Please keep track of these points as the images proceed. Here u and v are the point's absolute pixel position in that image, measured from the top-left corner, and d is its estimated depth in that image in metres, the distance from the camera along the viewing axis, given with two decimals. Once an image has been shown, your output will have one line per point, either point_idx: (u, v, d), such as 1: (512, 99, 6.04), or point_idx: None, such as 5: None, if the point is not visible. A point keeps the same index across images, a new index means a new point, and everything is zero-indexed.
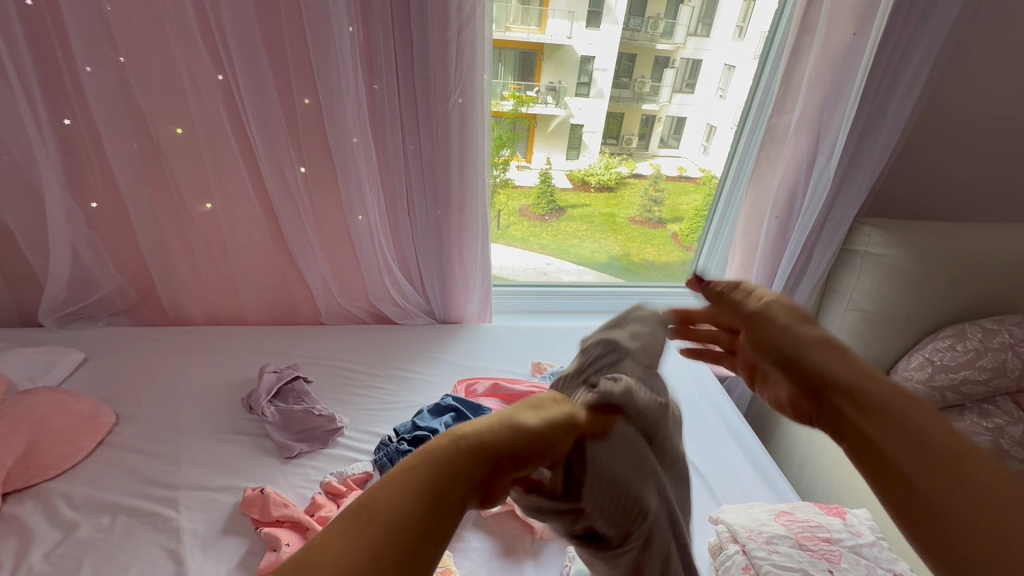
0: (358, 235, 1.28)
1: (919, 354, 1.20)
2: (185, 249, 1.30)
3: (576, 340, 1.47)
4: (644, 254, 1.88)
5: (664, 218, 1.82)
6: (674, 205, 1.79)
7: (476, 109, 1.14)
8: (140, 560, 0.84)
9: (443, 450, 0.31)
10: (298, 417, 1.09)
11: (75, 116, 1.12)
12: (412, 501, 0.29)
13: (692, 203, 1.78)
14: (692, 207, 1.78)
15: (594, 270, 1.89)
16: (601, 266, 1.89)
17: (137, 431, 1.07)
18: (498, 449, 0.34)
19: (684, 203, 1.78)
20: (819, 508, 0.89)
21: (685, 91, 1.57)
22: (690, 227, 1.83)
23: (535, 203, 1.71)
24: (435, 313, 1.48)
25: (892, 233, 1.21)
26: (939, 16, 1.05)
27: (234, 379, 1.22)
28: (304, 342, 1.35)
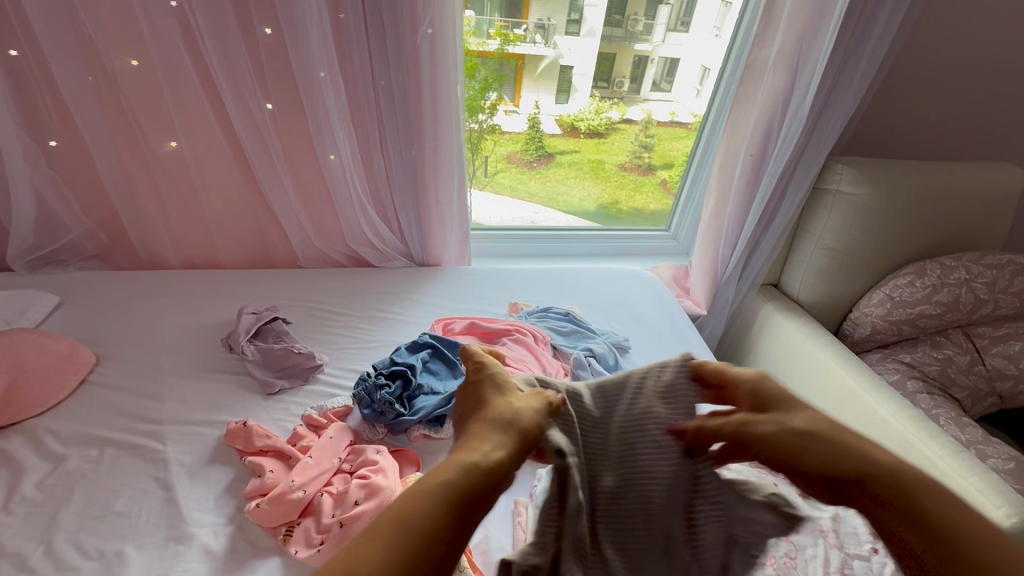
0: (330, 175, 1.26)
1: (881, 290, 1.24)
2: (154, 190, 1.27)
3: (553, 282, 1.50)
4: (631, 202, 1.87)
5: (654, 164, 1.80)
6: (664, 151, 1.76)
7: (447, 43, 1.10)
8: (130, 487, 0.88)
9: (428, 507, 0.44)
10: (277, 355, 1.11)
11: (21, 47, 1.06)
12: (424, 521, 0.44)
13: (682, 148, 1.75)
14: (683, 152, 1.76)
15: (581, 219, 1.89)
16: (589, 214, 1.89)
17: (118, 369, 1.09)
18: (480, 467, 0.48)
19: (674, 149, 1.76)
20: None
21: (679, 29, 1.52)
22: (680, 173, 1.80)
23: (522, 149, 1.67)
24: (413, 255, 1.48)
25: (864, 170, 1.21)
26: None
27: (213, 320, 1.23)
28: (282, 284, 1.36)
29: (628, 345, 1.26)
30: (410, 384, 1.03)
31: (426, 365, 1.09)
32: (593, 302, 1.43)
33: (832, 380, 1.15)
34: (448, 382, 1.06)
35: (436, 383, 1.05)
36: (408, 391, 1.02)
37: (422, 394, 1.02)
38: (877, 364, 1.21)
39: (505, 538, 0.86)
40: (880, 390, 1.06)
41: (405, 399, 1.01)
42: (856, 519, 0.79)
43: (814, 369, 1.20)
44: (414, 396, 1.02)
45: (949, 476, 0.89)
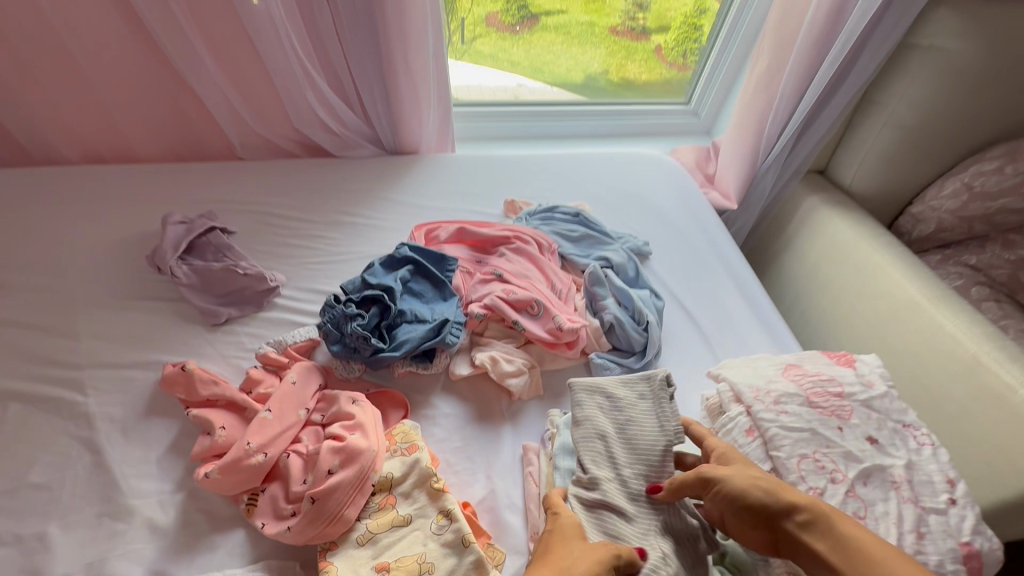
0: (258, 27, 0.94)
1: (957, 178, 1.02)
2: (19, 55, 0.95)
3: (556, 172, 1.23)
4: (628, 73, 1.53)
5: (649, 27, 1.44)
6: (662, 10, 1.40)
7: None
8: (48, 452, 0.71)
9: None
10: (218, 276, 0.89)
11: None
12: None
13: (682, 5, 1.39)
14: (682, 11, 1.40)
15: (566, 91, 1.54)
16: (577, 86, 1.54)
17: (16, 300, 0.86)
18: None
19: (672, 7, 1.40)
20: (828, 358, 0.80)
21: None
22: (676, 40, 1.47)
23: (503, 8, 1.30)
24: (382, 142, 1.18)
25: (975, 16, 0.91)
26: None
27: (134, 231, 0.98)
28: (218, 183, 1.08)
29: (648, 251, 1.06)
30: (389, 311, 0.83)
31: (406, 285, 0.88)
32: (605, 197, 1.19)
33: (888, 288, 0.98)
34: (436, 305, 0.86)
35: (421, 308, 0.85)
36: (386, 321, 0.82)
37: (404, 322, 0.82)
38: (936, 268, 1.04)
39: (514, 491, 0.73)
40: (949, 302, 0.90)
41: (384, 330, 0.81)
42: (930, 466, 0.68)
43: (866, 275, 1.02)
44: (396, 325, 0.82)
45: None
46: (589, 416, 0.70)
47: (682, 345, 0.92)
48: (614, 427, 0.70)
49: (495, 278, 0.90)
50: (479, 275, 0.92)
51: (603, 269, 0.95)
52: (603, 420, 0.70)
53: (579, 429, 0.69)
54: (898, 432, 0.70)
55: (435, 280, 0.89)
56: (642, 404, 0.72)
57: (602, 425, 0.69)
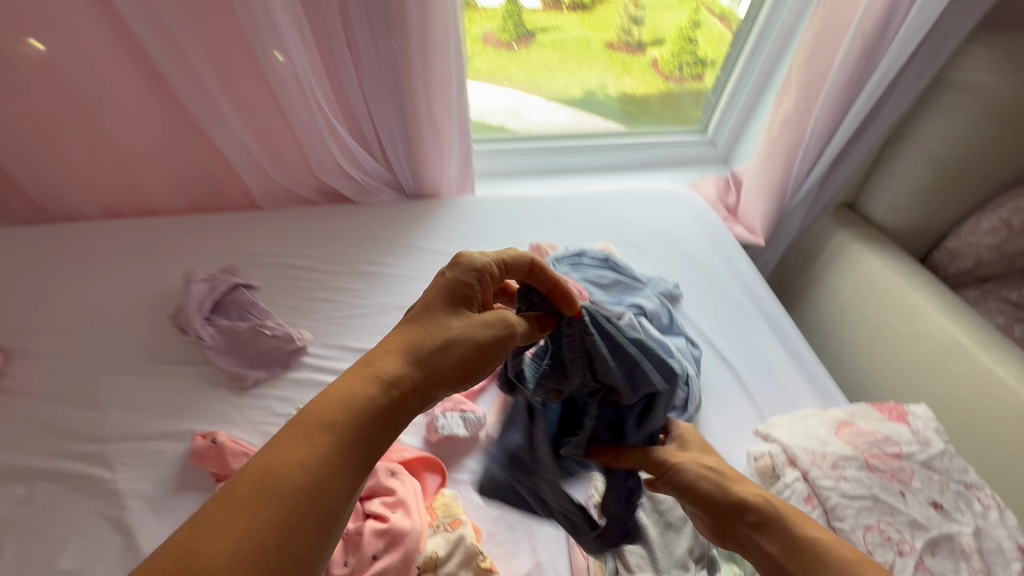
0: (280, 84, 0.92)
1: (995, 214, 0.99)
2: None
3: (579, 211, 1.22)
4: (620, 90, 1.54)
5: (646, 42, 1.46)
6: (657, 24, 1.41)
7: None
8: (76, 535, 0.68)
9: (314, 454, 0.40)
10: (245, 337, 0.87)
11: None
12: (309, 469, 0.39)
13: (676, 21, 1.41)
14: (676, 26, 1.42)
15: (567, 107, 1.54)
16: (579, 104, 1.54)
17: (40, 369, 0.84)
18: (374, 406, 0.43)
19: (667, 22, 1.41)
20: (879, 412, 0.77)
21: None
22: (673, 53, 1.48)
23: (500, 28, 1.33)
24: (403, 186, 1.17)
25: (1010, 50, 0.88)
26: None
27: (156, 291, 0.96)
28: (241, 234, 1.06)
29: (679, 294, 1.05)
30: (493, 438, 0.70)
31: None
32: (630, 236, 1.17)
33: (928, 327, 0.95)
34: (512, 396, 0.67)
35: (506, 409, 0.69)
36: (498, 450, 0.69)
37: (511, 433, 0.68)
38: (976, 304, 1.01)
39: (561, 563, 0.69)
40: (997, 345, 0.87)
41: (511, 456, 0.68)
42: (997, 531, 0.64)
43: (904, 313, 0.99)
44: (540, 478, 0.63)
45: None
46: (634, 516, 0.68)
47: (720, 394, 0.90)
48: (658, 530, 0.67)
49: None
50: None
51: (637, 317, 0.93)
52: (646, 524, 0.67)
53: None
54: (963, 494, 0.67)
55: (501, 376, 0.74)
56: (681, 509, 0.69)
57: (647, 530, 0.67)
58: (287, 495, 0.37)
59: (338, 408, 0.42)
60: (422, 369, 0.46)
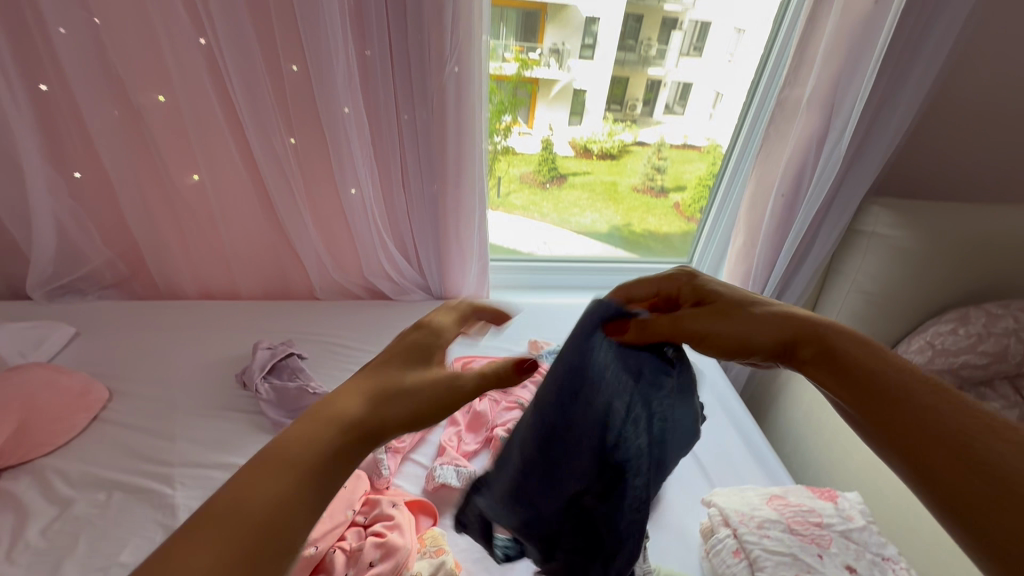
0: (351, 209, 1.24)
1: (921, 337, 1.16)
2: (174, 224, 1.25)
3: (574, 317, 1.45)
4: (645, 225, 1.86)
5: (668, 186, 1.78)
6: (678, 173, 1.74)
7: (473, 79, 1.09)
8: (136, 536, 0.85)
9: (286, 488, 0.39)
10: (292, 394, 1.08)
11: (50, 81, 1.05)
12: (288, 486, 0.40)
13: (696, 171, 1.73)
14: (695, 176, 1.73)
15: (596, 241, 1.88)
16: (603, 236, 1.87)
17: (131, 406, 1.06)
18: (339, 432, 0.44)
19: (688, 172, 1.73)
20: (812, 492, 0.90)
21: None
22: (693, 197, 1.78)
23: (537, 170, 1.66)
24: (431, 289, 1.45)
25: (903, 213, 1.17)
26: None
27: (227, 355, 1.21)
28: (300, 316, 1.34)
29: None
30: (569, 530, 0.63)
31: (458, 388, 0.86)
32: None
33: None
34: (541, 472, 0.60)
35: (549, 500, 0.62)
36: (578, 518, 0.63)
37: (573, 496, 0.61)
38: None
39: None
40: None
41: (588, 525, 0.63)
42: None
43: None
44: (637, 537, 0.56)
45: None
46: None
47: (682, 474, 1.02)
48: None
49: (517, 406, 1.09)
50: (504, 403, 1.11)
51: None
52: None
53: None
54: (877, 564, 0.77)
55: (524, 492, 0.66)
56: None
57: None
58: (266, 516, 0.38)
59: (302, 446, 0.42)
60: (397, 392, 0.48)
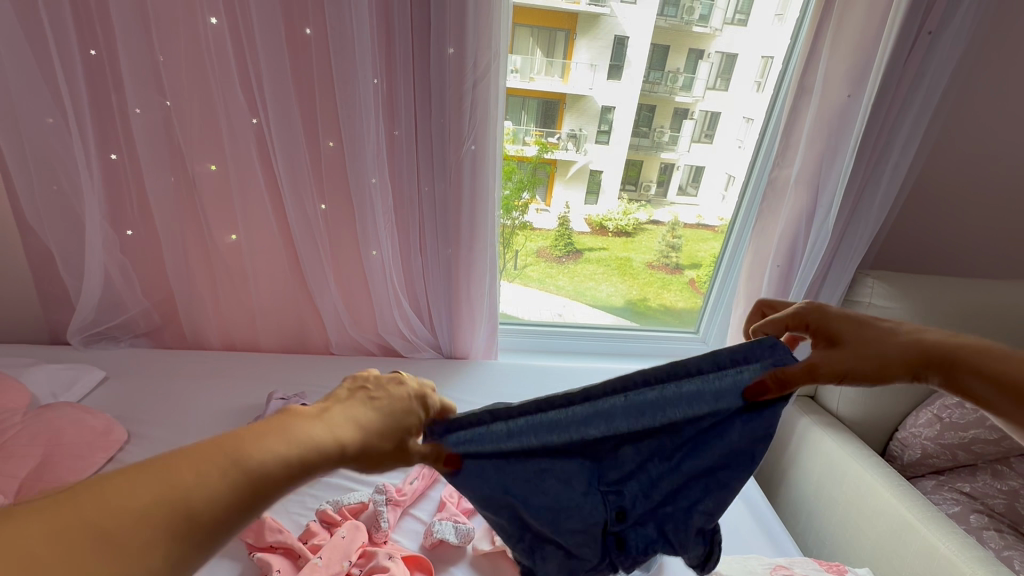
0: (371, 269, 1.33)
1: (927, 411, 1.18)
2: (209, 279, 1.36)
3: (579, 380, 1.48)
4: (661, 300, 1.91)
5: (682, 263, 1.85)
6: (692, 251, 1.82)
7: (488, 155, 1.21)
8: None
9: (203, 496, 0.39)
10: None
11: (121, 151, 1.21)
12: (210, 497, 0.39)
13: (709, 250, 1.80)
14: (709, 254, 1.80)
15: (609, 313, 1.92)
16: (616, 309, 1.92)
17: (146, 449, 1.10)
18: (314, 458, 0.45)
19: (701, 250, 1.81)
20: (819, 565, 0.87)
21: (719, 86, 1.54)
22: (707, 274, 1.84)
23: (553, 245, 1.75)
24: (441, 348, 1.51)
25: (896, 286, 1.21)
26: (935, 68, 1.10)
27: (242, 404, 1.25)
28: (314, 369, 1.39)
29: None
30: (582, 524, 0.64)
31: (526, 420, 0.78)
32: None
33: (882, 507, 1.05)
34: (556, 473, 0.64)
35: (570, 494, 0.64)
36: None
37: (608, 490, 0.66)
38: (932, 492, 1.11)
39: None
40: (937, 523, 0.96)
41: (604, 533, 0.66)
42: None
43: (862, 493, 1.10)
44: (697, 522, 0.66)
45: None
46: None
47: None
48: None
49: None
50: None
51: None
52: None
53: None
54: None
55: (509, 490, 0.62)
56: None
57: None
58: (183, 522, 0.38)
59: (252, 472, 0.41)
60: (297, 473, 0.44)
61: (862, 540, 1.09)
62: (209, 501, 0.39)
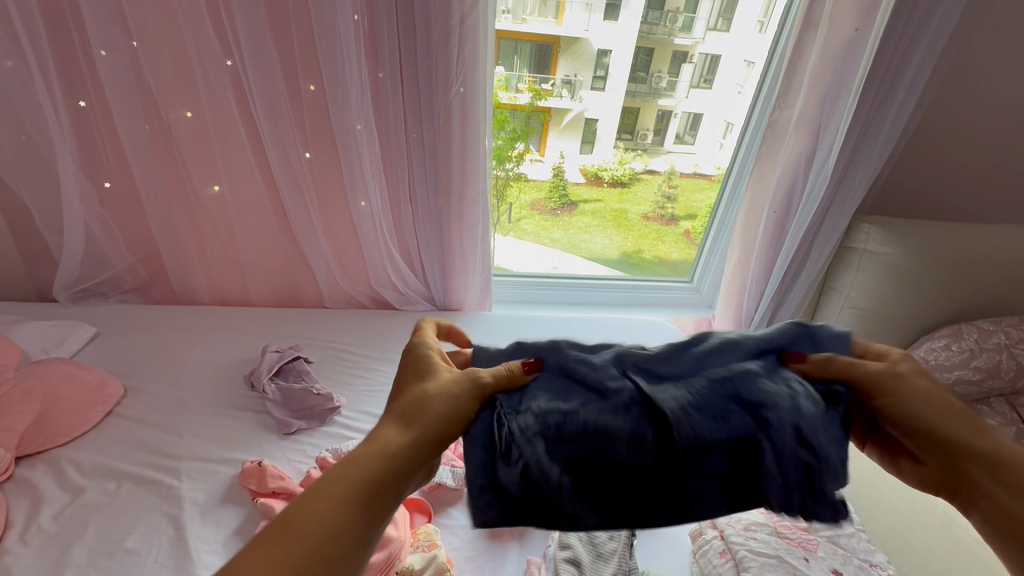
0: (360, 221, 1.30)
1: (914, 353, 1.20)
2: (195, 232, 1.33)
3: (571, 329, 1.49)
4: (656, 253, 1.89)
5: (677, 215, 1.81)
6: (687, 201, 1.78)
7: (477, 99, 1.16)
8: (142, 524, 0.87)
9: (321, 516, 0.44)
10: (297, 394, 1.12)
11: (90, 98, 1.14)
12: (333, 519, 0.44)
13: (706, 200, 1.76)
14: (706, 204, 1.77)
15: (604, 266, 1.91)
16: (611, 262, 1.90)
17: (143, 402, 1.11)
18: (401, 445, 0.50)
19: (697, 200, 1.77)
20: None
21: (720, 27, 1.46)
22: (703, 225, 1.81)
23: (547, 197, 1.71)
24: (435, 300, 1.50)
25: (891, 231, 1.21)
26: None
27: (237, 358, 1.25)
28: (307, 323, 1.39)
29: None
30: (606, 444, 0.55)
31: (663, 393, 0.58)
32: None
33: None
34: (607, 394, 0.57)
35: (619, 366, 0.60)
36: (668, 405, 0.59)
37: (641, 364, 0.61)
38: None
39: None
40: None
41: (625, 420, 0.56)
42: None
43: None
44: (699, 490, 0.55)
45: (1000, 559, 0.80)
46: (571, 545, 0.83)
47: None
48: (590, 557, 0.82)
49: None
50: None
51: None
52: (581, 549, 0.82)
53: (563, 553, 0.81)
54: (865, 569, 0.77)
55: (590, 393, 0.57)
56: (611, 543, 0.84)
57: (581, 555, 0.81)
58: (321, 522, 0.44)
59: (324, 511, 0.44)
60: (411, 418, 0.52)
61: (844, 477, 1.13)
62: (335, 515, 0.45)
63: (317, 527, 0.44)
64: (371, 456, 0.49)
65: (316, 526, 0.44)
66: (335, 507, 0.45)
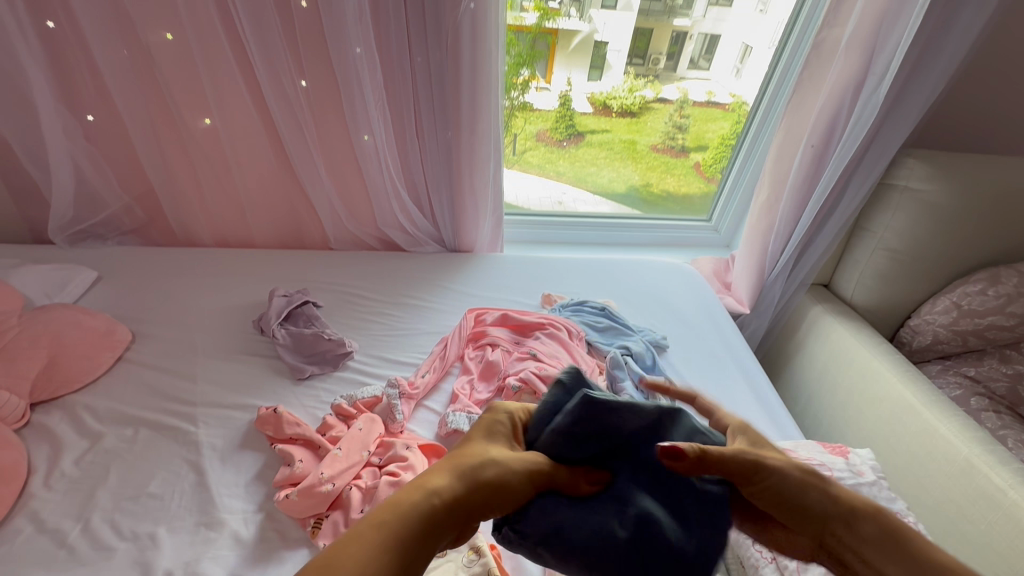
0: (364, 156, 1.21)
1: (946, 298, 1.16)
2: (189, 170, 1.25)
3: (587, 271, 1.44)
4: (663, 185, 1.79)
5: (687, 146, 1.69)
6: (699, 132, 1.66)
7: (489, 18, 1.03)
8: (163, 469, 0.88)
9: (401, 510, 0.39)
10: (309, 340, 1.10)
11: (59, 18, 1.03)
12: (413, 518, 0.39)
13: (719, 130, 1.64)
14: (718, 134, 1.65)
15: (609, 200, 1.81)
16: (618, 195, 1.81)
17: (153, 348, 1.09)
18: (485, 474, 0.44)
19: (710, 131, 1.65)
20: (822, 447, 0.90)
21: None
22: (714, 156, 1.70)
23: (552, 127, 1.59)
24: (445, 241, 1.44)
25: (939, 168, 1.11)
26: None
27: (245, 302, 1.22)
28: (313, 265, 1.34)
29: (665, 344, 1.21)
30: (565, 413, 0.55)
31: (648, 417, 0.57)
32: (630, 299, 1.36)
33: (887, 391, 1.06)
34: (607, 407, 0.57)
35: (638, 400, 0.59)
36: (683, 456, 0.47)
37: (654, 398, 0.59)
38: (937, 377, 1.12)
39: None
40: (943, 407, 0.97)
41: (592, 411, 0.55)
42: None
43: (866, 379, 1.12)
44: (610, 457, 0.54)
45: (1022, 508, 0.79)
46: None
47: None
48: None
49: (530, 356, 1.09)
50: (516, 353, 1.10)
51: (622, 355, 1.11)
52: None
53: None
54: None
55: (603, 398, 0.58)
56: None
57: None
58: (383, 529, 0.38)
59: (397, 517, 0.39)
60: (488, 484, 0.44)
61: (862, 423, 1.12)
62: (407, 511, 0.39)
63: (380, 535, 0.38)
64: (466, 465, 0.44)
65: (377, 523, 0.38)
66: (404, 520, 0.39)
